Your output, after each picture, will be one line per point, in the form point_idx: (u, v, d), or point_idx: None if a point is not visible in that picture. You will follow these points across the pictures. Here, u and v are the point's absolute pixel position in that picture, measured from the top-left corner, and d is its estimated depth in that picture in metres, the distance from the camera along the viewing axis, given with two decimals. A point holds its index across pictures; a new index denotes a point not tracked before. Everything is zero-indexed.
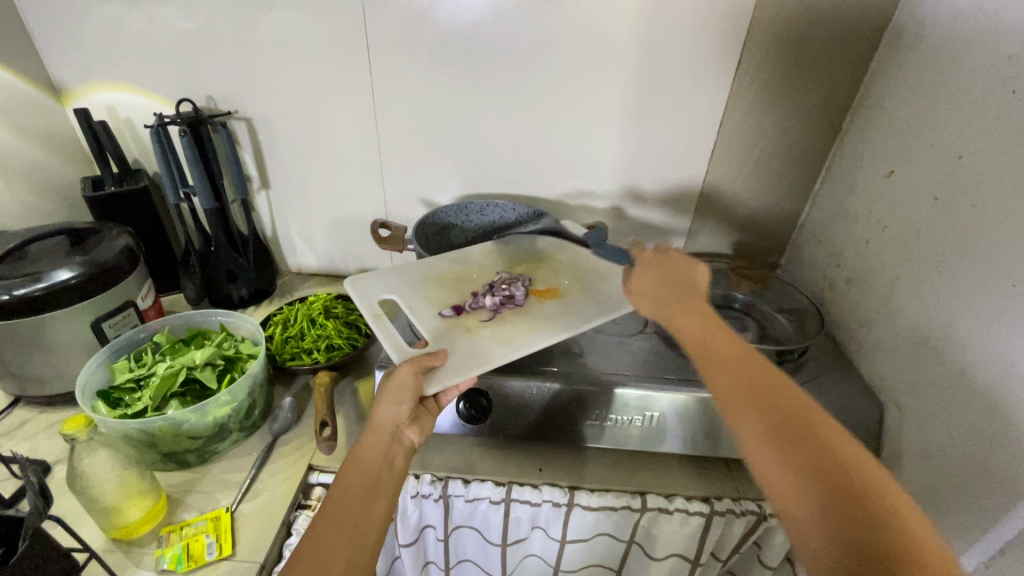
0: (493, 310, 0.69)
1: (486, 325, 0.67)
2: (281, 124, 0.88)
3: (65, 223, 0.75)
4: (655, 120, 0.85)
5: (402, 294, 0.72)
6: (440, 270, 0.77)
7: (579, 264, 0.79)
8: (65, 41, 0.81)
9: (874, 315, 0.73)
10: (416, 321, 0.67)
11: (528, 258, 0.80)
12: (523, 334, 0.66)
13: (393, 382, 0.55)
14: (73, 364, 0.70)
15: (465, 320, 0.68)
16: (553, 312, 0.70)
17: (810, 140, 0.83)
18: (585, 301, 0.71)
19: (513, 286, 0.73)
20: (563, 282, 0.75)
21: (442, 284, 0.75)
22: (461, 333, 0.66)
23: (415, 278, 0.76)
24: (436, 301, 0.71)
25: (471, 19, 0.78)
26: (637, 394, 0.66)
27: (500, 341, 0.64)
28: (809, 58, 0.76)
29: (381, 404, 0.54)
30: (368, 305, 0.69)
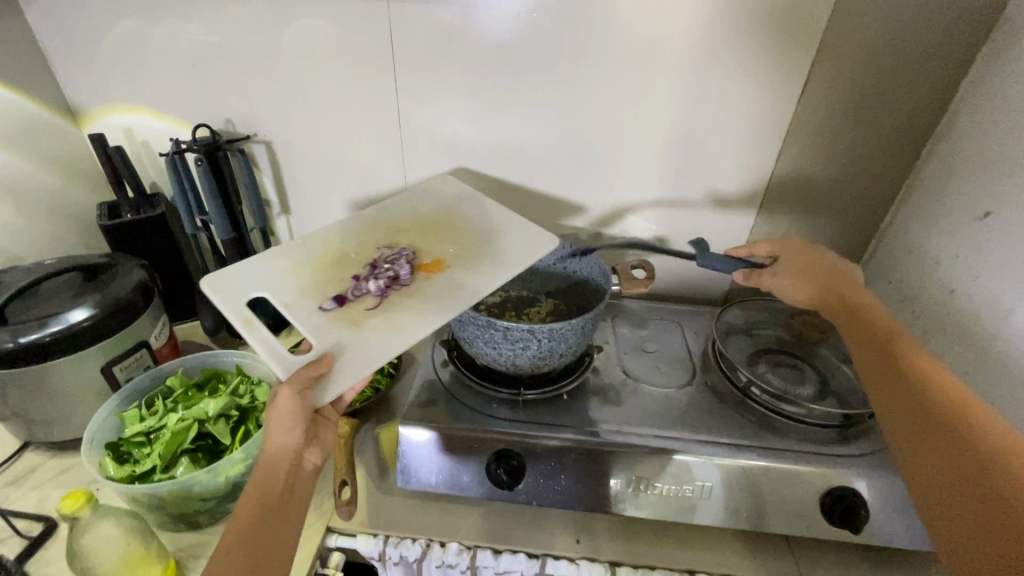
0: (379, 295, 0.63)
1: (373, 313, 0.61)
2: (302, 147, 0.84)
3: (79, 257, 0.72)
4: (705, 145, 0.77)
5: (276, 291, 0.62)
6: (314, 252, 0.68)
7: (458, 226, 0.74)
8: (80, 62, 0.78)
9: (958, 373, 0.64)
10: (295, 322, 0.59)
11: (409, 226, 0.74)
12: (411, 319, 0.60)
13: (278, 412, 0.51)
14: (84, 408, 0.67)
15: (350, 312, 0.61)
16: (436, 288, 0.64)
17: (882, 170, 0.75)
18: (477, 268, 0.67)
19: (395, 264, 0.66)
20: (448, 251, 0.70)
21: (312, 270, 0.66)
22: (347, 329, 0.59)
23: (287, 266, 0.66)
24: (315, 295, 0.63)
25: (506, 37, 0.71)
26: (684, 461, 0.61)
27: (390, 333, 0.58)
28: (886, 81, 0.68)
29: (271, 434, 0.51)
30: (237, 309, 0.59)
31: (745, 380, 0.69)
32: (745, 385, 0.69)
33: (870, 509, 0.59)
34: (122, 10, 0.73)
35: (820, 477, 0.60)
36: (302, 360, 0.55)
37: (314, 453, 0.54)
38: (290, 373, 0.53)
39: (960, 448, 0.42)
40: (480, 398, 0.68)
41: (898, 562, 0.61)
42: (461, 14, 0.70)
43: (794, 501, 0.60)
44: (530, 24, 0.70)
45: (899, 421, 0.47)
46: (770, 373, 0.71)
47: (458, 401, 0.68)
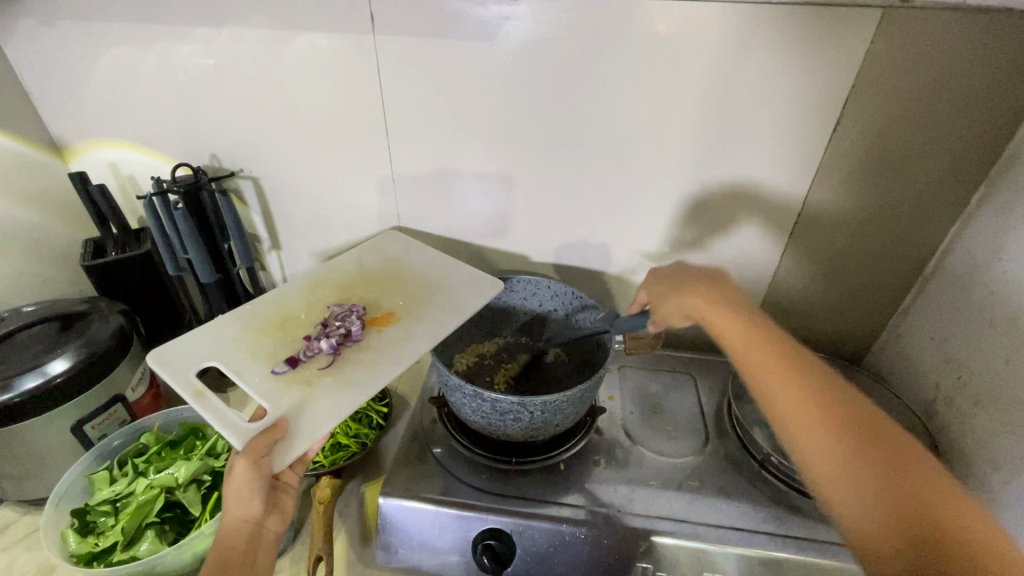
0: (331, 352, 0.60)
1: (328, 372, 0.58)
2: (290, 182, 0.79)
3: (59, 305, 0.69)
4: (720, 185, 0.70)
5: (223, 358, 0.59)
6: (260, 314, 0.65)
7: (406, 278, 0.71)
8: (62, 97, 0.75)
9: (1006, 456, 0.55)
10: (246, 388, 0.56)
11: (359, 280, 0.71)
12: (367, 374, 0.58)
13: (238, 483, 0.49)
14: (55, 465, 0.64)
15: (303, 373, 0.58)
16: (393, 339, 0.62)
17: (925, 223, 0.66)
18: (424, 319, 0.65)
19: (347, 320, 0.63)
20: (399, 302, 0.67)
21: (258, 334, 0.62)
22: (300, 391, 0.56)
23: (232, 331, 0.62)
24: (265, 359, 0.59)
25: (499, 68, 0.65)
26: (691, 549, 0.55)
27: (345, 389, 0.56)
28: (932, 125, 0.60)
29: (231, 508, 0.49)
30: (184, 381, 0.55)
31: (765, 452, 0.62)
32: (763, 457, 0.62)
33: None
34: (101, 44, 0.70)
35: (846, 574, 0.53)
36: (257, 425, 0.52)
37: (274, 522, 0.53)
38: (250, 437, 0.50)
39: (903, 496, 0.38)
40: (466, 466, 0.63)
41: None
42: (452, 46, 0.65)
43: None
44: (525, 56, 0.64)
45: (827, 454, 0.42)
46: None
47: (442, 468, 0.63)
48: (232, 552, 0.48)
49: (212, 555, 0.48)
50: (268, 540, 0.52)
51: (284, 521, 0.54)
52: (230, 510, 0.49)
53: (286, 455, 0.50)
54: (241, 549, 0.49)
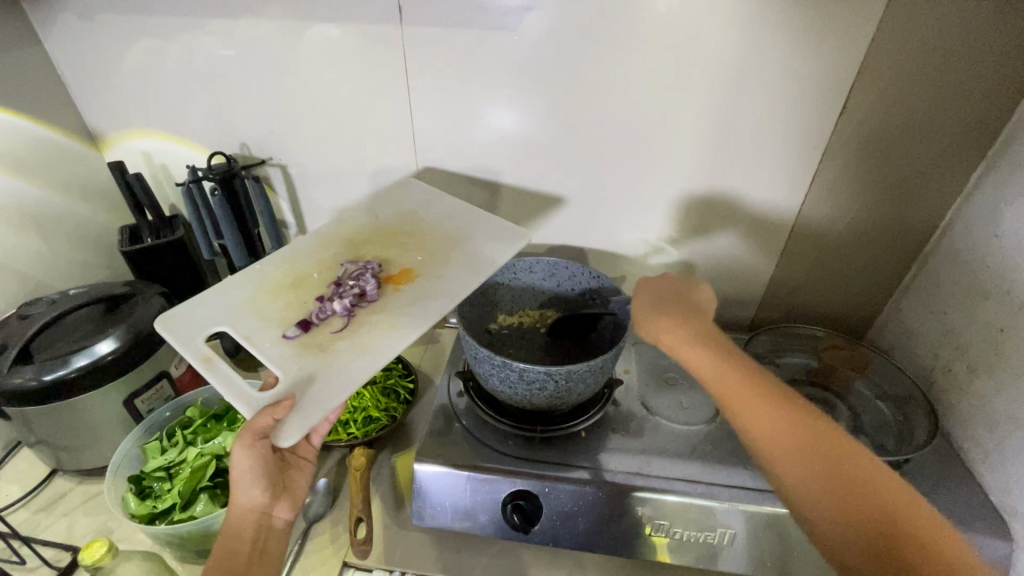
0: (345, 314, 0.61)
1: (342, 335, 0.59)
2: (315, 168, 0.83)
3: (104, 288, 0.73)
4: (732, 166, 0.73)
5: (235, 322, 0.60)
6: (271, 274, 0.66)
7: (425, 232, 0.73)
8: (99, 89, 0.78)
9: (1001, 419, 0.59)
10: (258, 353, 0.57)
11: (366, 238, 0.72)
12: (381, 338, 0.59)
13: (237, 465, 0.52)
14: (106, 438, 0.68)
15: (316, 336, 0.59)
16: (408, 300, 0.63)
17: (926, 202, 0.69)
18: (444, 277, 0.66)
19: (362, 280, 0.65)
20: (415, 259, 0.68)
21: (266, 297, 0.64)
22: (313, 355, 0.58)
23: (244, 296, 0.63)
24: (277, 324, 0.61)
25: (521, 57, 0.68)
26: (706, 506, 0.59)
27: (360, 354, 0.57)
28: (932, 110, 0.63)
29: (238, 489, 0.53)
30: (195, 349, 0.58)
31: None
32: None
33: None
34: (136, 37, 0.73)
35: None
36: (264, 397, 0.53)
37: (282, 508, 0.56)
38: (251, 415, 0.52)
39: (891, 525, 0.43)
40: (494, 434, 0.67)
41: None
42: (474, 36, 0.67)
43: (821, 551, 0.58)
44: (544, 45, 0.67)
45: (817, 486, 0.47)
46: None
47: (472, 437, 0.67)
48: (244, 521, 0.53)
49: (221, 533, 0.53)
50: (276, 525, 0.55)
51: (295, 505, 0.57)
52: (235, 490, 0.53)
53: (280, 433, 0.51)
54: (247, 531, 0.53)
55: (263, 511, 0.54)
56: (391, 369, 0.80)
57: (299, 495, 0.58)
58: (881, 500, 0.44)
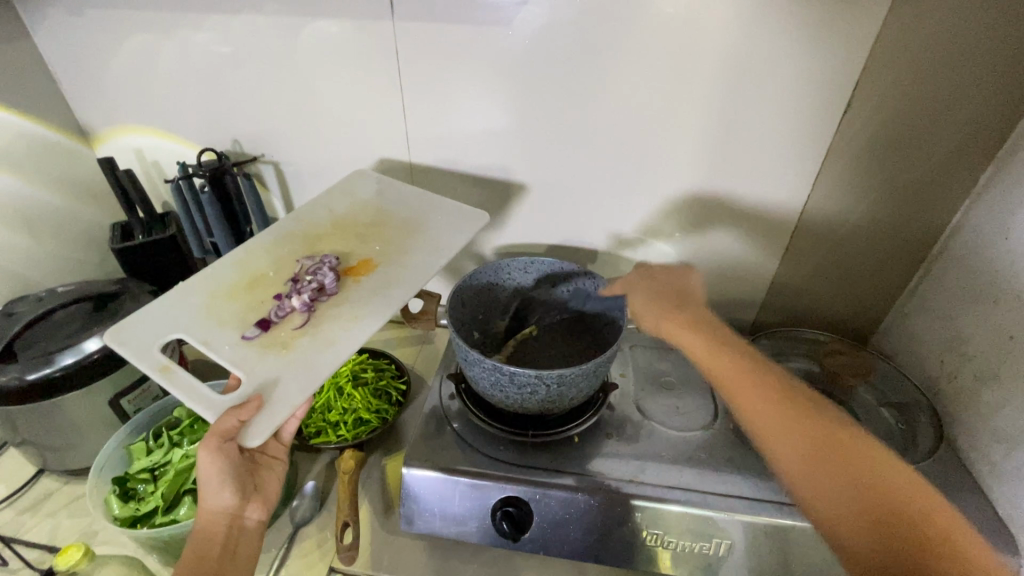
0: (304, 309, 0.60)
1: (304, 332, 0.58)
2: (308, 166, 0.81)
3: (93, 286, 0.72)
4: (732, 166, 0.71)
5: (193, 329, 0.58)
6: (227, 278, 0.64)
7: (385, 223, 0.71)
8: (89, 84, 0.77)
9: (1009, 429, 0.57)
10: (219, 357, 0.55)
11: (353, 233, 0.71)
12: (342, 329, 0.58)
13: (204, 469, 0.50)
14: (93, 438, 0.67)
15: (277, 335, 0.58)
16: (368, 289, 0.62)
17: (932, 203, 0.67)
18: (405, 265, 0.65)
19: (319, 273, 0.63)
20: (374, 249, 0.67)
21: (222, 299, 0.61)
22: (276, 354, 0.56)
23: (198, 302, 0.61)
24: (235, 326, 0.59)
25: (516, 52, 0.66)
26: (701, 515, 0.58)
27: (322, 347, 0.56)
28: (940, 109, 0.61)
29: (205, 493, 0.52)
30: (151, 359, 0.55)
31: None
32: None
33: None
34: (126, 32, 0.72)
35: None
36: (226, 398, 0.52)
37: (254, 508, 0.54)
38: (215, 417, 0.50)
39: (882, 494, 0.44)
40: (484, 439, 0.65)
41: None
42: (468, 31, 0.66)
43: (821, 563, 0.56)
44: (539, 41, 0.65)
45: (819, 464, 0.46)
46: None
47: (462, 441, 0.65)
48: (210, 526, 0.51)
49: (190, 539, 0.51)
50: (248, 526, 0.53)
51: (267, 506, 0.55)
52: (203, 496, 0.52)
53: (248, 434, 0.49)
54: (217, 535, 0.51)
55: (233, 513, 0.53)
56: (383, 370, 0.79)
57: (270, 495, 0.57)
58: (879, 477, 0.45)
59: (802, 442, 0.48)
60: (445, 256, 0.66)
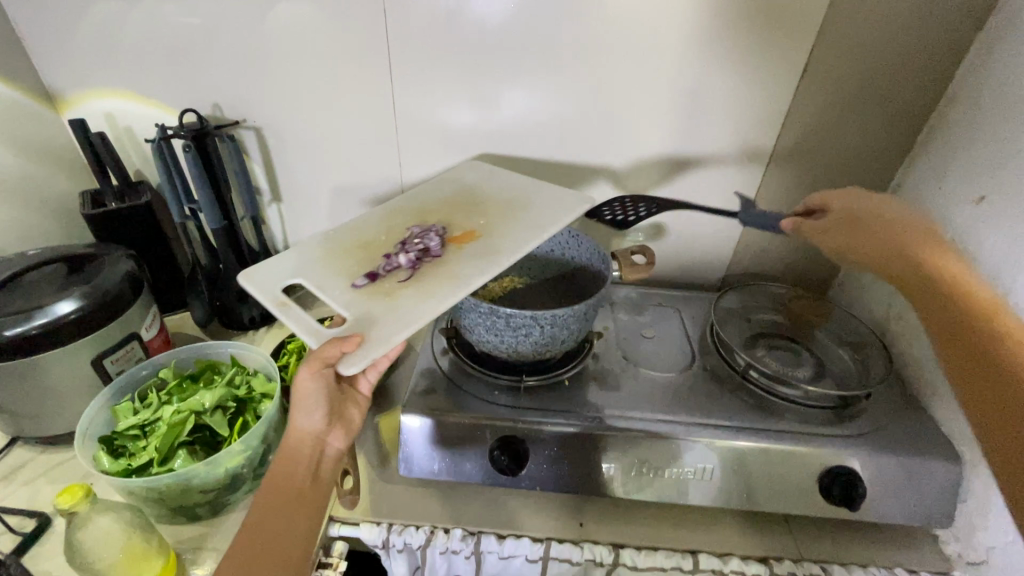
0: (410, 267, 0.61)
1: (407, 285, 0.59)
2: (291, 133, 0.81)
3: (67, 249, 0.69)
4: (705, 131, 0.76)
5: (309, 275, 0.61)
6: (342, 238, 0.67)
7: (488, 202, 0.72)
8: (57, 44, 0.75)
9: None
10: (329, 299, 0.57)
11: (438, 207, 0.72)
12: (446, 286, 0.58)
13: (302, 391, 0.53)
14: (73, 403, 0.65)
15: (382, 286, 0.59)
16: (471, 254, 0.62)
17: (881, 162, 0.74)
18: (507, 235, 0.65)
19: (426, 238, 0.65)
20: (478, 222, 0.68)
21: (346, 253, 0.64)
22: (379, 300, 0.57)
23: (320, 256, 0.64)
24: (346, 275, 0.61)
25: (500, 19, 0.69)
26: (685, 444, 0.62)
27: (423, 299, 0.56)
28: (884, 72, 0.68)
29: (298, 414, 0.54)
30: (272, 296, 0.59)
31: (745, 363, 0.70)
32: (744, 368, 0.70)
33: (868, 488, 0.60)
34: None
35: (819, 458, 0.61)
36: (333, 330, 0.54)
37: (337, 437, 0.56)
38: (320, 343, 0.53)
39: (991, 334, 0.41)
40: (480, 386, 0.68)
41: (894, 538, 0.62)
42: None
43: (792, 482, 0.61)
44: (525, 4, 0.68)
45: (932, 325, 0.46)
46: (769, 356, 0.72)
47: (457, 387, 0.68)
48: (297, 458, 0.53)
49: (279, 457, 0.53)
50: (329, 453, 0.56)
51: (348, 436, 0.57)
52: (296, 416, 0.54)
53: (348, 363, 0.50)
54: (303, 457, 0.54)
55: (319, 437, 0.55)
56: None
57: (353, 428, 0.58)
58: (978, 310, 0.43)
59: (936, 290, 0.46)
60: (545, 232, 0.65)
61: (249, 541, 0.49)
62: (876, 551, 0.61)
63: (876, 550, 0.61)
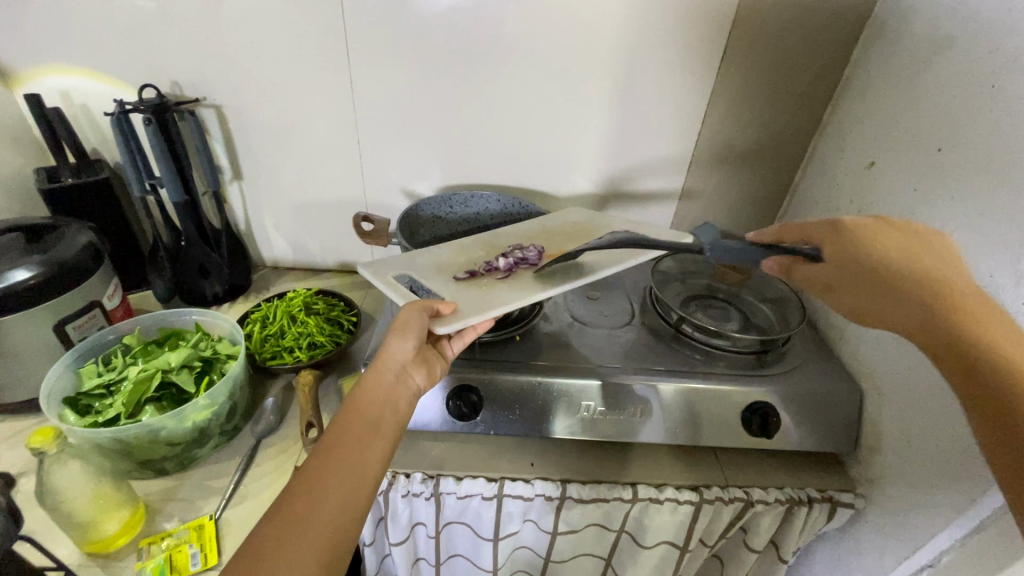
0: (507, 269, 0.70)
1: (503, 283, 0.67)
2: (252, 111, 0.84)
3: (23, 220, 0.70)
4: (643, 111, 0.83)
5: (416, 271, 0.70)
6: (445, 250, 0.75)
7: (590, 232, 0.80)
8: (9, 20, 0.75)
9: None
10: (436, 289, 0.66)
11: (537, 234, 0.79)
12: (538, 286, 0.66)
13: (407, 318, 0.53)
14: (36, 369, 0.66)
15: (480, 281, 0.68)
16: (565, 269, 0.70)
17: (795, 136, 0.83)
18: (601, 256, 0.73)
19: (525, 249, 0.73)
20: (577, 246, 0.76)
21: (447, 257, 0.74)
22: (478, 291, 0.65)
23: (427, 260, 0.72)
24: (448, 273, 0.70)
25: (452, 3, 0.74)
26: (626, 386, 0.68)
27: (517, 292, 0.65)
28: (793, 55, 0.77)
29: (394, 340, 0.53)
30: (384, 279, 0.66)
31: (678, 318, 0.76)
32: (677, 322, 0.76)
33: (784, 420, 0.68)
34: None
35: (743, 395, 0.68)
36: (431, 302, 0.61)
37: (419, 377, 0.54)
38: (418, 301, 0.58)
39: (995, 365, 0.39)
40: None
41: (808, 466, 0.71)
42: None
43: (719, 418, 0.68)
44: None
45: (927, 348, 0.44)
46: (700, 312, 0.79)
47: None
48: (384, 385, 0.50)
49: (365, 381, 0.50)
50: (411, 389, 0.53)
51: (427, 383, 0.55)
52: (390, 345, 0.52)
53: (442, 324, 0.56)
54: (387, 386, 0.50)
55: (404, 372, 0.53)
56: (335, 304, 0.84)
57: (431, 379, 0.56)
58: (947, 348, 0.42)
59: (929, 323, 0.44)
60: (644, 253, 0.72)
61: (324, 458, 0.43)
62: (792, 476, 0.69)
63: (792, 475, 0.69)
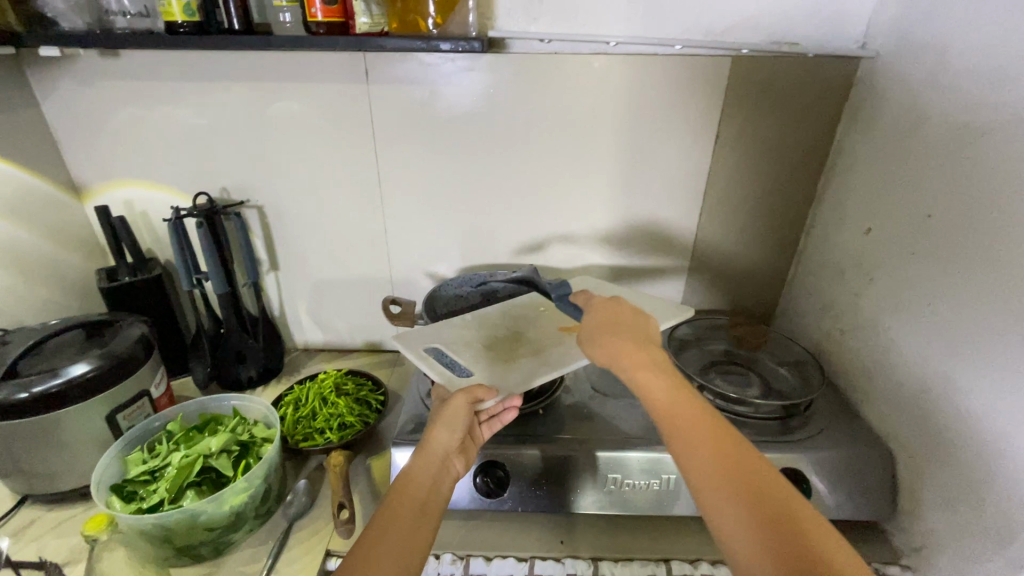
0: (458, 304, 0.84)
1: (525, 354, 0.71)
2: (290, 207, 0.93)
3: (85, 317, 0.77)
4: (646, 190, 0.90)
5: (445, 340, 0.74)
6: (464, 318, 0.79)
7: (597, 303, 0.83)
8: (87, 145, 0.87)
9: (872, 365, 0.74)
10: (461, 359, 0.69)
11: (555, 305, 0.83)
12: (557, 358, 0.70)
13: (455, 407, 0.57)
14: (86, 457, 0.70)
15: (504, 352, 0.71)
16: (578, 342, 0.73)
17: (792, 205, 0.88)
18: None
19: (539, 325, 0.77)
20: None
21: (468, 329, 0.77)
22: (503, 363, 0.69)
23: (454, 331, 0.76)
24: (471, 343, 0.73)
25: (468, 107, 0.84)
26: (652, 458, 0.68)
27: (540, 365, 0.68)
28: (781, 133, 0.83)
29: (440, 426, 0.56)
30: (415, 350, 0.71)
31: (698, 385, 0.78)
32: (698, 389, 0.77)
33: (816, 487, 0.67)
34: (128, 100, 0.84)
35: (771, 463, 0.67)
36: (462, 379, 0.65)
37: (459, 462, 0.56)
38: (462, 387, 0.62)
39: (772, 502, 0.44)
40: None
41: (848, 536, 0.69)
42: (429, 91, 0.83)
43: None
44: (488, 96, 0.83)
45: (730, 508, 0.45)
46: (720, 379, 0.80)
47: None
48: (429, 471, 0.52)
49: (409, 466, 0.52)
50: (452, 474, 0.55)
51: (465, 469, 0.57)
52: (435, 428, 0.55)
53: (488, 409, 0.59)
54: (428, 470, 0.52)
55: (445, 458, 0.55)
56: (364, 384, 0.87)
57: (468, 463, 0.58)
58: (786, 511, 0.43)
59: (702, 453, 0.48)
60: None
61: (376, 541, 0.45)
62: None
63: None
